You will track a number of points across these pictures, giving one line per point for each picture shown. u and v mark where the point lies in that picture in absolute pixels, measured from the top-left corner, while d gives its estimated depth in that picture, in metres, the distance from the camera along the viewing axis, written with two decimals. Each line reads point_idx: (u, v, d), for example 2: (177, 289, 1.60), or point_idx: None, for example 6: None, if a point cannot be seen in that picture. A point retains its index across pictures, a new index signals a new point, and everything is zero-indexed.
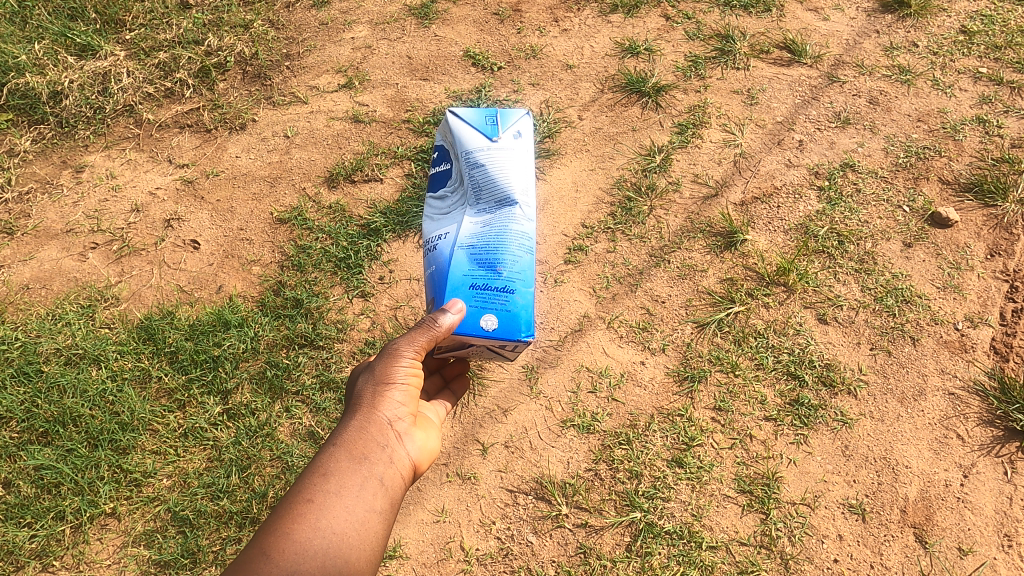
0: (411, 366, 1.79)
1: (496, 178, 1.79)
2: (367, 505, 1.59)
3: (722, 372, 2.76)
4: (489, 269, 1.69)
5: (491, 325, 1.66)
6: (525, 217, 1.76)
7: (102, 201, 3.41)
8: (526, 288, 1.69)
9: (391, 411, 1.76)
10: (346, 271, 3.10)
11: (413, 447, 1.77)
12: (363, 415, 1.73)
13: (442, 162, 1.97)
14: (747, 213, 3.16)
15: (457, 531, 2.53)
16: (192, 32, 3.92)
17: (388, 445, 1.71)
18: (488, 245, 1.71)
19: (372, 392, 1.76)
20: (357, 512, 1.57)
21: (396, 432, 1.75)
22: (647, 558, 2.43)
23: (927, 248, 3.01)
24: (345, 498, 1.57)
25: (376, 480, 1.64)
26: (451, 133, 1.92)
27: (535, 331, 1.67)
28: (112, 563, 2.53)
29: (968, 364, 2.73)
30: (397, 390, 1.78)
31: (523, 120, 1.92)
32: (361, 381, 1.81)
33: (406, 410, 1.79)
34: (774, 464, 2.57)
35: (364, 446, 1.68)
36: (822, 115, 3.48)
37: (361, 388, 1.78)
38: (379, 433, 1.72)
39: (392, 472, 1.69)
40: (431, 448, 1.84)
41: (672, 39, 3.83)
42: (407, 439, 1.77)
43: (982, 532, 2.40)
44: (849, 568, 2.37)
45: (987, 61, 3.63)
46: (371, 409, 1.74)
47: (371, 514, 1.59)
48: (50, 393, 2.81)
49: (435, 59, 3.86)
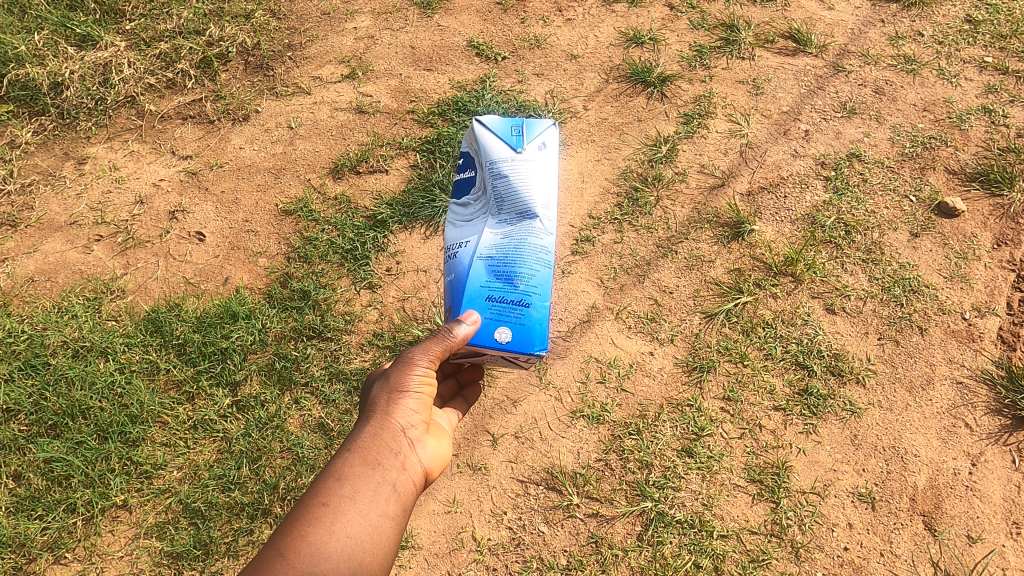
0: (424, 375, 1.82)
1: (518, 190, 1.79)
2: (380, 509, 1.59)
3: (731, 362, 2.77)
4: (506, 281, 1.71)
5: (505, 337, 1.68)
6: (545, 230, 1.77)
7: (106, 193, 3.38)
8: (541, 302, 1.70)
9: (405, 418, 1.78)
10: (352, 263, 3.09)
11: (425, 454, 1.77)
12: (377, 422, 1.74)
13: (467, 168, 1.97)
14: (754, 204, 3.15)
15: (469, 522, 2.54)
16: (193, 22, 3.88)
17: (401, 451, 1.72)
18: (505, 258, 1.73)
19: (386, 400, 1.78)
20: (371, 516, 1.57)
21: (409, 439, 1.76)
22: (658, 547, 2.44)
23: (934, 238, 3.02)
24: (359, 502, 1.58)
25: (389, 486, 1.64)
26: (477, 141, 1.92)
27: (548, 345, 1.69)
28: (124, 555, 2.53)
29: (976, 354, 2.74)
30: (411, 398, 1.80)
31: (549, 130, 1.91)
32: (375, 389, 1.83)
33: (418, 418, 1.81)
34: (784, 453, 2.58)
35: (378, 451, 1.68)
36: (827, 105, 3.46)
37: (375, 396, 1.81)
38: (392, 439, 1.73)
39: (404, 478, 1.69)
40: (443, 455, 1.84)
41: (676, 28, 3.81)
42: (419, 446, 1.77)
43: (991, 520, 2.41)
44: (860, 556, 2.39)
45: (992, 50, 3.62)
46: (385, 416, 1.76)
47: (383, 518, 1.59)
48: (58, 386, 2.80)
49: (439, 49, 3.83)
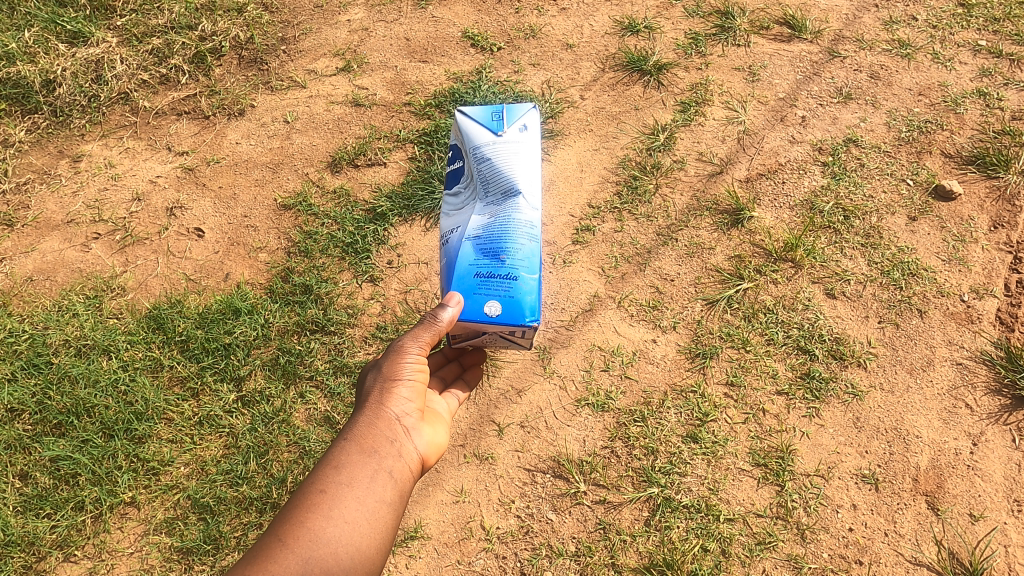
0: (417, 363, 1.82)
1: (502, 172, 1.80)
2: (377, 496, 1.61)
3: (733, 348, 2.79)
4: (494, 257, 1.71)
5: (495, 311, 1.68)
6: (530, 206, 1.77)
7: (103, 190, 3.37)
8: (530, 274, 1.70)
9: (400, 407, 1.78)
10: (354, 256, 3.09)
11: (421, 441, 1.78)
12: (373, 411, 1.75)
13: (456, 159, 1.98)
14: (753, 190, 3.17)
15: (477, 511, 2.55)
16: (185, 17, 3.83)
17: (398, 439, 1.73)
18: (494, 235, 1.73)
19: (380, 389, 1.78)
20: (368, 502, 1.58)
21: (405, 427, 1.77)
22: (666, 532, 2.46)
23: (931, 221, 3.04)
24: (356, 489, 1.59)
25: (386, 472, 1.65)
26: (461, 131, 1.92)
27: (540, 316, 1.68)
28: (134, 551, 2.52)
29: (975, 335, 2.77)
30: (405, 386, 1.80)
31: (530, 114, 1.91)
32: (369, 378, 1.83)
33: (413, 406, 1.81)
34: (787, 437, 2.60)
35: (374, 440, 1.69)
36: (823, 90, 3.48)
37: (369, 386, 1.81)
38: (387, 428, 1.73)
39: (401, 465, 1.70)
40: (440, 442, 1.86)
41: (671, 16, 3.81)
42: (416, 433, 1.78)
43: (992, 498, 2.44)
44: (864, 536, 2.41)
45: (986, 33, 3.63)
46: (381, 405, 1.76)
47: (381, 504, 1.60)
48: (62, 385, 2.79)
49: (434, 40, 3.81)
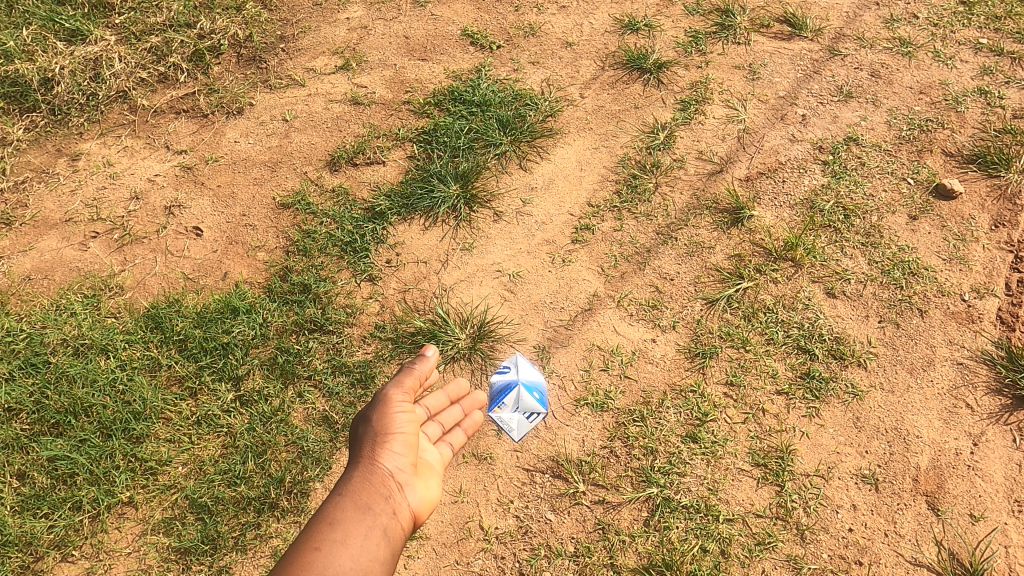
0: (405, 415, 2.13)
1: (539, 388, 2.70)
2: (370, 554, 1.80)
3: (733, 347, 2.78)
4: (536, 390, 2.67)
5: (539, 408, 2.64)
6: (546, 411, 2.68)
7: (101, 189, 3.35)
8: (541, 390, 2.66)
9: (392, 462, 2.04)
10: (352, 255, 3.08)
11: (413, 498, 2.04)
12: (366, 467, 2.00)
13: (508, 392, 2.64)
14: (753, 188, 3.16)
15: (476, 511, 2.54)
16: (183, 15, 3.82)
17: (391, 495, 1.98)
18: (525, 390, 2.62)
19: (372, 447, 2.04)
20: (360, 559, 1.77)
21: (397, 483, 2.02)
22: (665, 532, 2.46)
23: (932, 220, 3.03)
24: (350, 545, 1.78)
25: (378, 530, 1.87)
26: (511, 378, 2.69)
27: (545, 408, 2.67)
28: (132, 551, 2.52)
29: (976, 335, 2.76)
30: (396, 443, 2.08)
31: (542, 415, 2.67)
32: (361, 437, 2.09)
33: (405, 461, 2.08)
34: (787, 437, 2.59)
35: (368, 496, 1.93)
36: (824, 89, 3.46)
37: (361, 445, 2.06)
38: (382, 484, 1.98)
39: (393, 523, 1.93)
40: (430, 500, 2.12)
41: (671, 14, 3.79)
42: (407, 490, 2.04)
43: (993, 498, 2.44)
44: (863, 536, 2.40)
45: (987, 31, 3.62)
46: (373, 461, 2.02)
47: (373, 561, 1.79)
48: (59, 384, 2.78)
49: (434, 38, 3.80)
